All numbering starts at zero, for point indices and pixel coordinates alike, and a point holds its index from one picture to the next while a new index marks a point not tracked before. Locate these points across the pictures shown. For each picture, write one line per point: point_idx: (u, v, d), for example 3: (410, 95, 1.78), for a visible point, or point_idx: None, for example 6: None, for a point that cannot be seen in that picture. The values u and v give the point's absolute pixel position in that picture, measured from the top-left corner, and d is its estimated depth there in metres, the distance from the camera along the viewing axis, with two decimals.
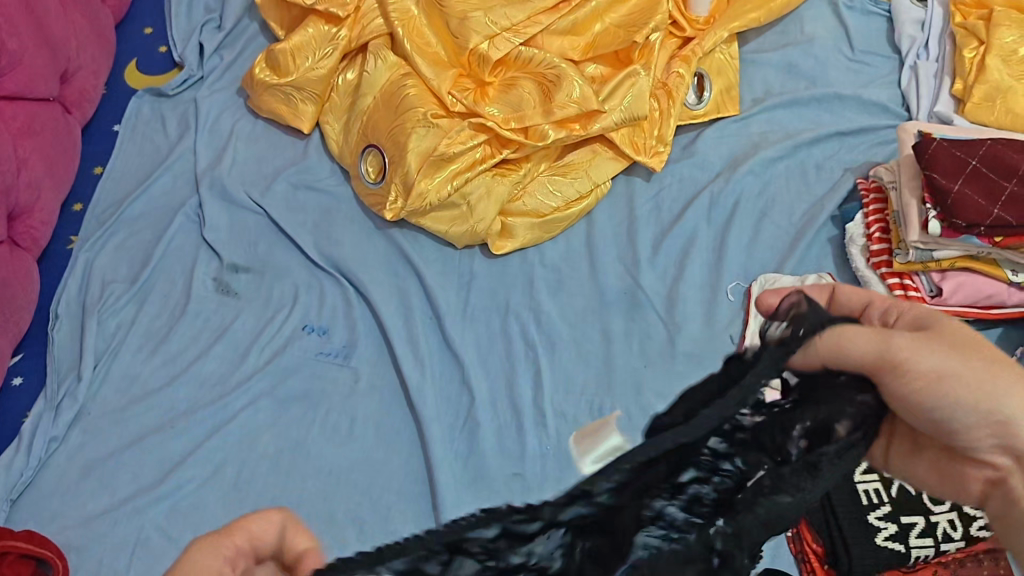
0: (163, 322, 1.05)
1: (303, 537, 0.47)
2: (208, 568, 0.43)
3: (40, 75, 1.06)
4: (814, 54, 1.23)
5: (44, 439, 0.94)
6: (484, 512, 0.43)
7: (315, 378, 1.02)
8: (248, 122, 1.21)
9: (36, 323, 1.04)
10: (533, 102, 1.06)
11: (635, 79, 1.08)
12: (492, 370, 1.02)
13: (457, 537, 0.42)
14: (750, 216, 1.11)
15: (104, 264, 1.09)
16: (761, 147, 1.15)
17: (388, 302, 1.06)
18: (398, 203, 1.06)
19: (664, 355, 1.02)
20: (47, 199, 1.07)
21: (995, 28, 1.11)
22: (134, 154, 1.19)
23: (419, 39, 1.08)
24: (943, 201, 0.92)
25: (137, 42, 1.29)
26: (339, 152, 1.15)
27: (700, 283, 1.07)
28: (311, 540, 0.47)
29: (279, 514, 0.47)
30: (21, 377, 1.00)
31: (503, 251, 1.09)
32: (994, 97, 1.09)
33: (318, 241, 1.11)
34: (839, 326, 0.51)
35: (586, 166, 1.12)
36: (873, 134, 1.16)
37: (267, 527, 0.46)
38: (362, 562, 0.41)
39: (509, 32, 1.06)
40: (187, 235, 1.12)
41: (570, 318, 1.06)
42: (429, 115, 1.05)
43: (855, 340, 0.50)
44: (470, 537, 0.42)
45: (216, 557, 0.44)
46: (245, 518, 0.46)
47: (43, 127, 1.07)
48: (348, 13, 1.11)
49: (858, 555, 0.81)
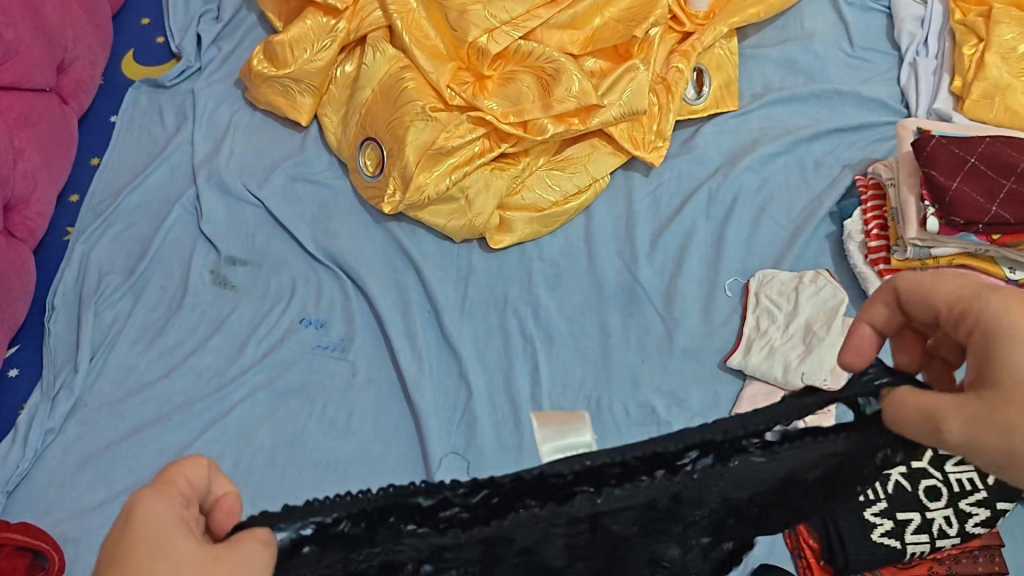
0: (160, 314, 1.05)
1: (223, 483, 0.48)
2: (164, 517, 0.42)
3: (36, 65, 1.06)
4: (814, 50, 1.23)
5: (40, 431, 0.94)
6: (428, 483, 0.49)
7: (313, 371, 1.01)
8: (246, 113, 1.21)
9: (32, 314, 1.04)
10: (532, 96, 1.06)
11: (635, 73, 1.08)
12: (490, 364, 1.02)
13: (414, 495, 0.49)
14: (748, 212, 1.11)
15: (101, 256, 1.08)
16: (760, 142, 1.15)
17: (386, 296, 1.06)
18: (397, 197, 1.06)
19: (662, 351, 1.02)
20: (43, 190, 1.07)
21: (995, 25, 1.11)
22: (131, 145, 1.19)
23: (417, 32, 1.08)
24: (941, 199, 0.92)
25: (134, 33, 1.29)
26: (337, 145, 1.15)
27: (698, 278, 1.07)
28: (229, 485, 0.48)
29: (205, 461, 0.47)
30: (17, 369, 1.00)
31: (501, 245, 1.09)
32: (993, 95, 1.09)
33: (316, 234, 1.11)
34: (892, 399, 0.49)
35: (585, 161, 1.12)
36: (872, 130, 1.16)
37: (197, 475, 0.46)
38: (335, 509, 0.47)
39: (509, 26, 1.06)
40: (184, 226, 1.12)
41: (568, 312, 1.06)
42: (427, 108, 1.05)
43: (904, 417, 0.48)
44: (428, 493, 0.49)
45: (168, 506, 0.42)
46: (176, 467, 0.45)
47: (39, 118, 1.06)
48: (347, 5, 1.10)
49: (854, 549, 0.81)
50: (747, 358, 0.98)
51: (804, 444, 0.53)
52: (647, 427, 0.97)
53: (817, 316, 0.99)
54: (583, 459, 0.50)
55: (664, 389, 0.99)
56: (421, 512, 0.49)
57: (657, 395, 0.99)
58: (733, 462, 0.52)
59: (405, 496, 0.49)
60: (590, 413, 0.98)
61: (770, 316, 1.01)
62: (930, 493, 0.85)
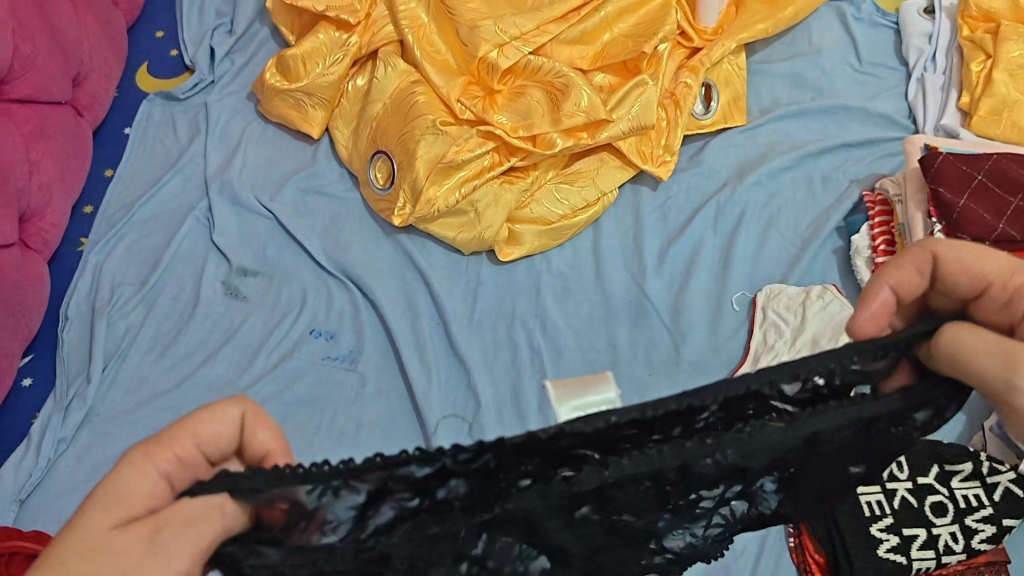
0: (171, 324, 1.06)
1: (262, 431, 0.49)
2: (134, 484, 0.43)
3: (53, 79, 1.07)
4: (822, 65, 1.24)
5: (53, 439, 0.95)
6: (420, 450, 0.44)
7: (321, 383, 1.02)
8: (258, 126, 1.22)
9: (46, 324, 1.05)
10: (542, 110, 1.07)
11: (644, 88, 1.09)
12: (497, 377, 1.03)
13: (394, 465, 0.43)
14: (755, 226, 1.12)
15: (114, 266, 1.10)
16: (768, 157, 1.16)
17: (395, 308, 1.07)
18: (407, 209, 1.08)
19: (669, 364, 1.02)
20: (58, 202, 1.08)
21: (1002, 42, 1.11)
22: (145, 157, 1.20)
23: (429, 47, 1.10)
24: (948, 216, 0.93)
25: (148, 45, 1.30)
26: (348, 157, 1.16)
27: (705, 292, 1.08)
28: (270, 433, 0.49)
29: (236, 409, 0.48)
30: (30, 379, 1.01)
31: (510, 258, 1.10)
32: (1000, 111, 1.09)
33: (326, 246, 1.12)
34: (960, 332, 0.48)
35: (593, 175, 1.13)
36: (880, 146, 1.17)
37: (219, 425, 0.47)
38: (317, 477, 0.43)
39: (519, 41, 1.07)
40: (196, 238, 1.13)
41: (576, 325, 1.06)
42: (437, 122, 1.06)
43: (974, 348, 0.48)
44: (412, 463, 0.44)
45: (148, 473, 0.44)
46: (197, 416, 0.47)
47: (55, 131, 1.08)
48: (359, 20, 1.13)
49: (861, 563, 0.82)
50: None
51: (834, 409, 0.48)
52: None
53: (824, 331, 0.99)
54: (607, 416, 0.44)
55: None
56: (421, 488, 0.45)
57: None
58: (751, 427, 0.48)
59: (394, 462, 0.43)
60: None
61: (777, 331, 1.01)
62: (936, 509, 0.86)
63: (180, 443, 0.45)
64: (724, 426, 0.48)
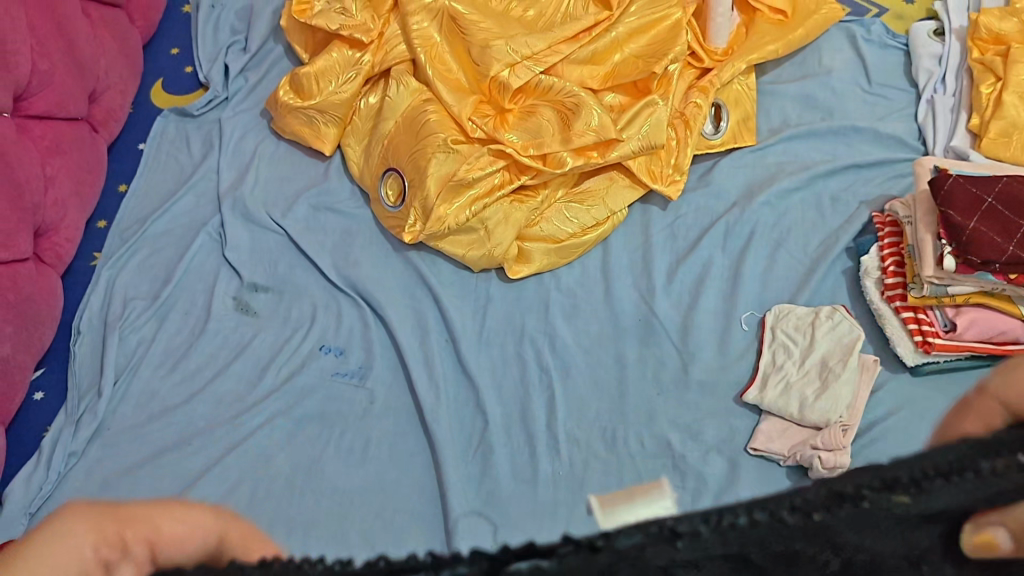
0: (182, 340, 1.07)
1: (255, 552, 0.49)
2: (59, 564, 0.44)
3: (69, 95, 1.09)
4: (831, 87, 1.24)
5: (64, 453, 0.96)
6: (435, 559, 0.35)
7: (330, 399, 1.03)
8: (271, 143, 1.23)
9: (58, 338, 1.06)
10: (552, 130, 1.07)
11: (654, 109, 1.10)
12: (506, 395, 1.03)
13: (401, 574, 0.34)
14: (765, 246, 1.12)
15: (126, 281, 1.10)
16: (777, 177, 1.16)
17: (404, 325, 1.07)
18: (417, 227, 1.08)
19: (678, 384, 1.02)
20: (73, 217, 1.09)
21: (1012, 64, 1.11)
22: (158, 173, 1.22)
23: (441, 66, 1.11)
24: (959, 238, 0.92)
25: (163, 62, 1.32)
26: (359, 174, 1.17)
27: (714, 312, 1.08)
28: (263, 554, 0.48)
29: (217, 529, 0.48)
30: (42, 392, 1.01)
31: (519, 276, 1.10)
32: (1010, 133, 1.09)
33: (336, 263, 1.12)
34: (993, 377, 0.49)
35: (603, 195, 1.13)
36: (890, 167, 1.17)
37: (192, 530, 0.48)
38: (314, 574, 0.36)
39: (530, 61, 1.08)
40: (208, 253, 1.14)
41: (585, 344, 1.06)
42: (449, 141, 1.07)
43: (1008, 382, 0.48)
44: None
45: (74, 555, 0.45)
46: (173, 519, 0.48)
47: (70, 146, 1.09)
48: (372, 38, 1.14)
49: None
50: (763, 394, 0.98)
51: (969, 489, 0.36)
52: (663, 460, 0.97)
53: (833, 352, 1.00)
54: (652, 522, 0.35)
55: (680, 422, 1.00)
56: None
57: (673, 428, 0.99)
58: (870, 502, 0.35)
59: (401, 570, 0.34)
60: (605, 444, 0.99)
61: (786, 351, 1.01)
62: None
63: (135, 530, 0.47)
64: (834, 503, 0.35)
